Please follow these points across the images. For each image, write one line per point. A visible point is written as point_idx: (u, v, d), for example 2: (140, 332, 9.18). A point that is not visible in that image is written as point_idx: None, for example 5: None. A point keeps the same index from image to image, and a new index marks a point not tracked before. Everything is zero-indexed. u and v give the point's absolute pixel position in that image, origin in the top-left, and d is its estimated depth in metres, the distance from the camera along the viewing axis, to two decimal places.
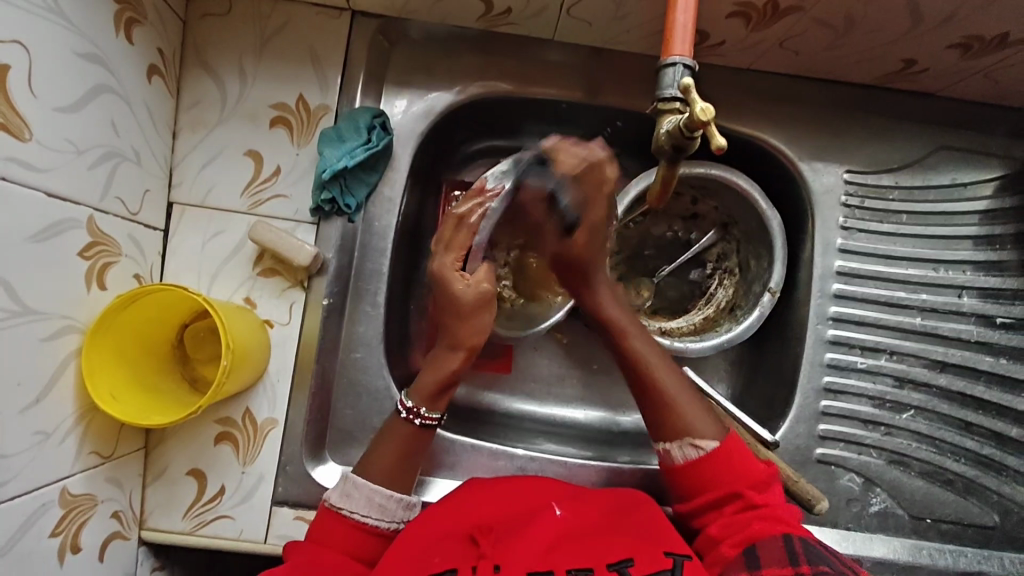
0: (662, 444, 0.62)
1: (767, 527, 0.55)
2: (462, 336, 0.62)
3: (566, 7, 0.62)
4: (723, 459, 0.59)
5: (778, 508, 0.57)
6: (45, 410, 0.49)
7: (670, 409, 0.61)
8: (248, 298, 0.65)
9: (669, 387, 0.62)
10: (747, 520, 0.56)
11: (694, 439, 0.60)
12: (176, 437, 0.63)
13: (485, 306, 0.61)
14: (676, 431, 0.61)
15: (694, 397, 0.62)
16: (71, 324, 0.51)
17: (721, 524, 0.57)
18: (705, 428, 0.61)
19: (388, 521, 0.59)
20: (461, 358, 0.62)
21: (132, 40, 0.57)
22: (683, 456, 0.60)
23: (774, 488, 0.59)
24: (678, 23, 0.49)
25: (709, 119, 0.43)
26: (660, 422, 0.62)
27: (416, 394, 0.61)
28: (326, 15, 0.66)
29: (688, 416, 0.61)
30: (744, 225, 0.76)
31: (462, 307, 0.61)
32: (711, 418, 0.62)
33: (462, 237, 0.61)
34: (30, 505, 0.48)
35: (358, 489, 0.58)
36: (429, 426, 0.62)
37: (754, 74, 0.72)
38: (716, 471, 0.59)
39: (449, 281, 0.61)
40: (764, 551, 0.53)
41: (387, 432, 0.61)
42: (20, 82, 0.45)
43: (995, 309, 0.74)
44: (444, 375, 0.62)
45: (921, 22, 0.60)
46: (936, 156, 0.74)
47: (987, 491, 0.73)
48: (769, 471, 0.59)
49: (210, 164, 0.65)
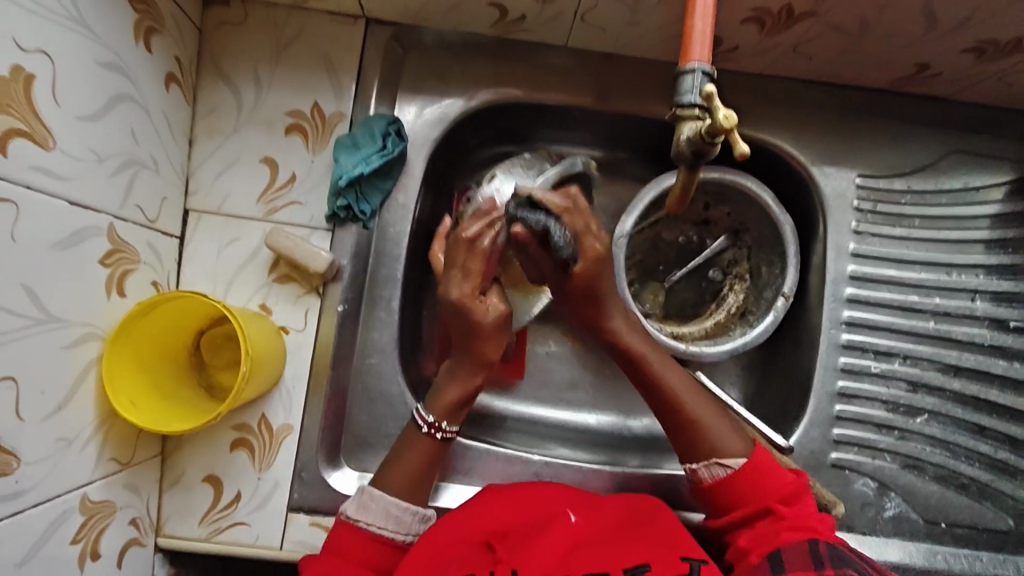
0: (690, 465, 0.62)
1: (796, 535, 0.55)
2: (486, 355, 0.60)
3: (580, 13, 0.63)
4: (754, 475, 0.59)
5: (807, 519, 0.57)
6: (67, 417, 0.49)
7: (696, 426, 0.61)
8: (264, 304, 0.65)
9: (690, 405, 0.62)
10: (778, 529, 0.56)
11: (721, 458, 0.60)
12: (192, 443, 0.64)
13: (502, 330, 0.59)
14: (702, 451, 0.61)
15: (715, 412, 0.62)
16: (93, 330, 0.52)
17: (751, 537, 0.57)
18: (731, 444, 0.60)
19: (403, 533, 0.59)
20: (482, 375, 0.62)
21: (151, 48, 0.57)
22: (711, 475, 0.60)
23: (805, 500, 0.59)
24: (697, 30, 0.49)
25: (732, 126, 0.43)
26: (686, 445, 0.62)
27: (436, 407, 0.61)
28: (340, 22, 0.67)
29: (714, 434, 0.61)
30: (757, 231, 0.76)
31: (486, 329, 0.58)
32: (738, 433, 0.61)
33: (476, 263, 0.57)
34: (53, 512, 0.48)
35: (375, 501, 0.58)
36: (448, 438, 0.62)
37: (766, 78, 0.72)
38: (747, 486, 0.59)
39: (473, 310, 0.57)
40: (788, 555, 0.53)
41: (409, 445, 0.61)
42: (45, 92, 0.45)
43: (1008, 312, 0.74)
44: (467, 390, 0.62)
45: (934, 28, 0.60)
46: (948, 159, 0.74)
47: (1002, 495, 0.73)
48: (799, 484, 0.59)
49: (226, 171, 0.65)
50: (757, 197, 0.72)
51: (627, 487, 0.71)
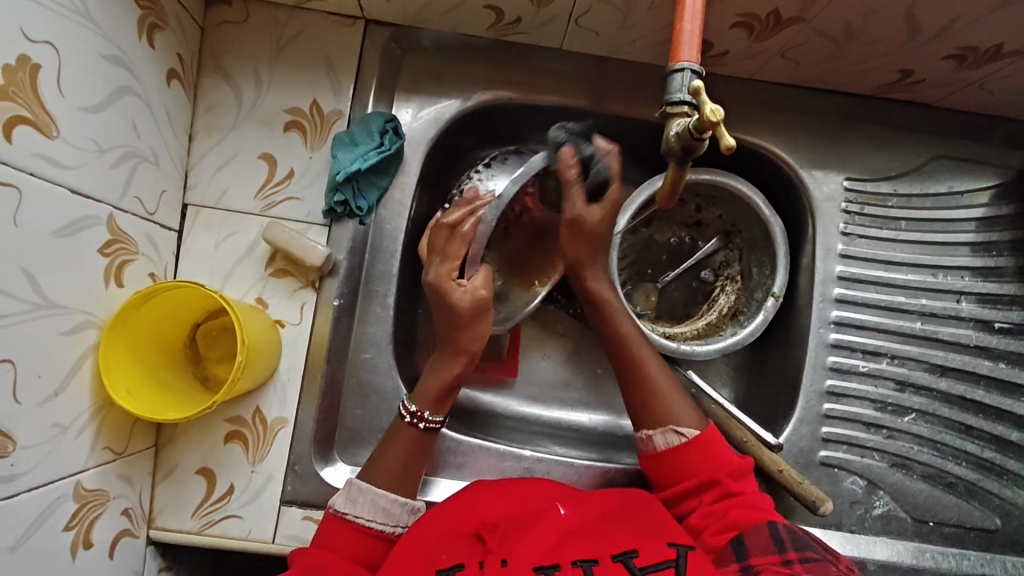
0: (644, 431, 0.63)
1: (746, 514, 0.56)
2: (463, 344, 0.63)
3: (575, 16, 0.64)
4: (702, 446, 0.60)
5: (752, 496, 0.58)
6: (62, 404, 0.50)
7: (651, 393, 0.63)
8: (260, 298, 0.66)
9: (653, 372, 0.64)
10: (726, 507, 0.56)
11: (676, 426, 0.61)
12: (186, 436, 0.64)
13: (482, 313, 0.62)
14: (657, 419, 0.62)
15: (676, 386, 0.64)
16: (90, 319, 0.52)
17: (701, 514, 0.57)
18: (686, 416, 0.62)
19: (393, 525, 0.59)
20: (463, 363, 0.64)
21: (153, 45, 0.59)
22: (665, 442, 0.61)
23: (748, 479, 0.60)
24: (686, 31, 0.50)
25: (718, 121, 0.44)
26: (643, 409, 0.64)
27: (421, 398, 0.63)
28: (340, 23, 0.68)
29: (671, 404, 0.63)
30: (748, 232, 0.77)
31: (462, 314, 0.62)
32: (692, 408, 0.63)
33: (456, 246, 0.61)
34: (46, 498, 0.49)
35: (362, 493, 0.58)
36: (433, 429, 0.63)
37: (756, 84, 0.74)
38: (695, 457, 0.60)
39: (448, 291, 0.61)
40: (750, 541, 0.53)
41: (394, 436, 0.62)
42: (50, 81, 0.46)
43: (993, 314, 0.75)
44: (445, 380, 0.63)
45: (918, 35, 0.62)
46: (934, 164, 0.76)
47: (989, 494, 0.74)
48: (743, 462, 0.60)
49: (225, 166, 0.66)
50: (750, 201, 0.73)
51: (618, 483, 0.72)
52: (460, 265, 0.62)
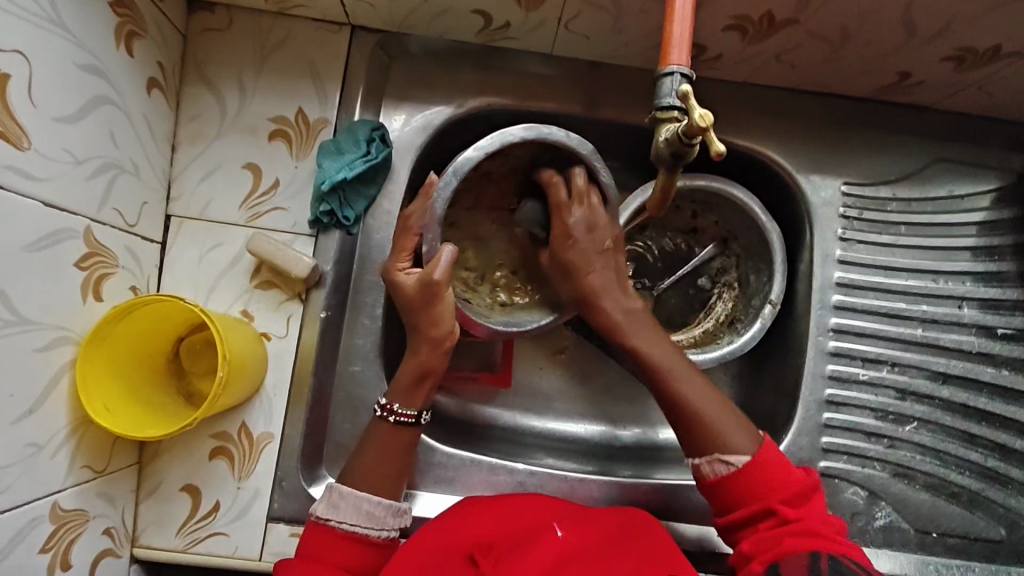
0: (692, 459, 0.60)
1: (799, 543, 0.53)
2: (428, 329, 0.60)
3: (564, 21, 0.63)
4: (761, 470, 0.57)
5: (814, 523, 0.55)
6: (38, 422, 0.48)
7: (698, 422, 0.59)
8: (245, 310, 0.64)
9: (696, 401, 0.60)
10: (780, 536, 0.54)
11: (723, 454, 0.58)
12: (169, 453, 0.62)
13: (436, 299, 0.59)
14: (705, 446, 0.59)
15: (724, 409, 0.60)
16: (67, 335, 0.51)
17: (754, 541, 0.55)
18: (737, 441, 0.58)
19: (377, 530, 0.57)
20: (427, 349, 0.61)
21: (132, 53, 0.57)
22: (713, 472, 0.58)
23: (812, 501, 0.57)
24: (675, 35, 0.49)
25: (708, 126, 0.42)
26: (689, 437, 0.60)
27: (393, 393, 0.61)
28: (325, 29, 0.67)
29: (722, 431, 0.59)
30: (745, 240, 0.76)
31: (413, 300, 0.60)
32: (744, 429, 0.59)
33: (406, 240, 0.61)
34: (21, 519, 0.47)
35: (343, 499, 0.57)
36: (407, 423, 0.61)
37: (751, 87, 0.72)
38: (755, 481, 0.57)
39: (397, 281, 0.61)
40: (788, 568, 0.51)
41: (372, 438, 0.60)
42: (19, 91, 0.45)
43: (996, 320, 0.74)
44: (416, 369, 0.61)
45: (915, 36, 0.61)
46: (933, 167, 0.74)
47: (993, 504, 0.72)
48: (806, 484, 0.57)
49: (209, 176, 0.65)
50: (746, 207, 0.72)
51: (613, 497, 0.70)
52: (411, 258, 0.62)
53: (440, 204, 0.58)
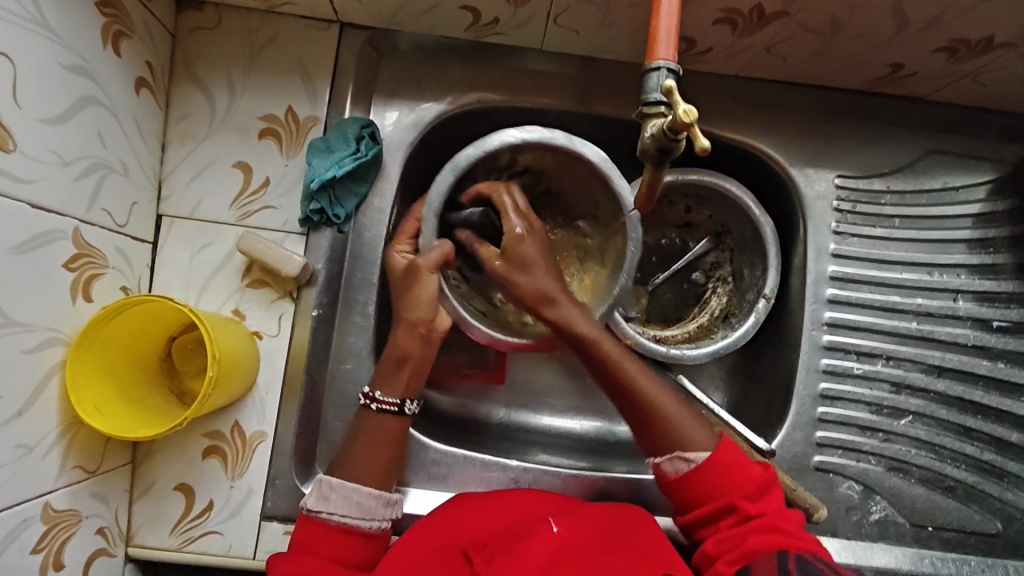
0: (652, 458, 0.60)
1: (762, 539, 0.53)
2: (407, 312, 0.61)
3: (552, 16, 0.63)
4: (718, 468, 0.58)
5: (775, 519, 0.56)
6: (28, 423, 0.48)
7: (658, 422, 0.59)
8: (237, 309, 0.64)
9: (659, 402, 0.60)
10: (744, 534, 0.54)
11: (684, 452, 0.58)
12: (163, 453, 0.63)
13: (414, 279, 0.61)
14: (665, 445, 0.59)
15: (684, 410, 0.61)
16: (56, 335, 0.51)
17: (718, 540, 0.56)
18: (696, 439, 0.59)
19: (369, 521, 0.58)
20: (406, 334, 0.61)
21: (120, 53, 0.57)
22: (674, 469, 0.59)
23: (772, 496, 0.58)
24: (661, 29, 0.48)
25: (692, 121, 0.42)
26: (649, 436, 0.60)
27: (379, 382, 0.61)
28: (314, 27, 0.67)
29: (683, 432, 0.59)
30: (738, 234, 0.76)
31: (399, 279, 0.62)
32: (703, 428, 0.60)
33: (407, 225, 0.64)
34: (12, 520, 0.47)
35: (333, 490, 0.57)
36: (391, 412, 0.61)
37: (743, 81, 0.72)
38: (714, 479, 0.58)
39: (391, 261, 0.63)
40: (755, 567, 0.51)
41: (361, 428, 0.60)
42: (3, 93, 0.45)
43: (991, 312, 0.73)
44: (398, 356, 0.61)
45: (906, 27, 0.60)
46: (927, 159, 0.74)
47: (989, 497, 0.72)
48: (765, 479, 0.58)
49: (199, 176, 0.65)
50: (739, 200, 0.72)
51: (607, 493, 0.70)
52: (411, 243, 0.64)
53: (437, 195, 0.61)
